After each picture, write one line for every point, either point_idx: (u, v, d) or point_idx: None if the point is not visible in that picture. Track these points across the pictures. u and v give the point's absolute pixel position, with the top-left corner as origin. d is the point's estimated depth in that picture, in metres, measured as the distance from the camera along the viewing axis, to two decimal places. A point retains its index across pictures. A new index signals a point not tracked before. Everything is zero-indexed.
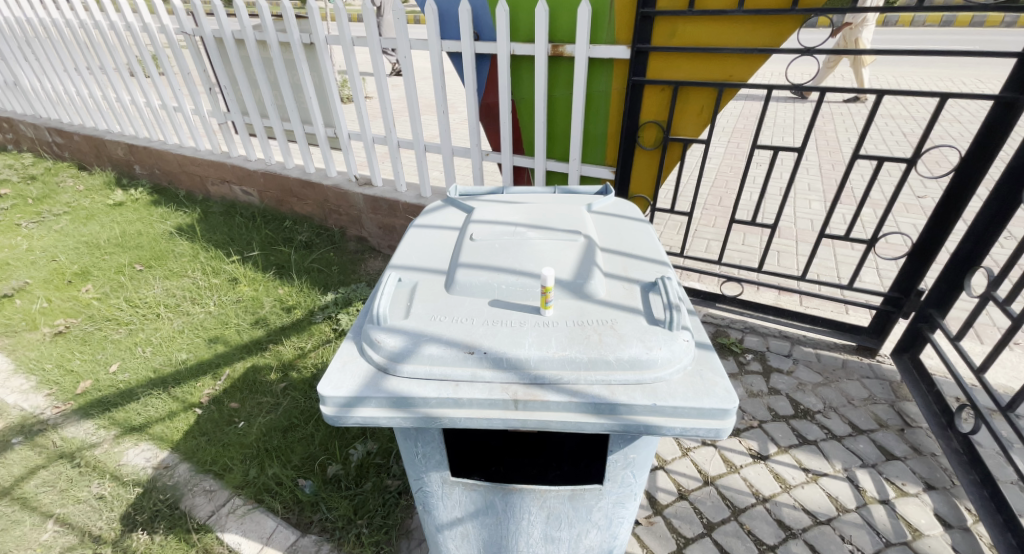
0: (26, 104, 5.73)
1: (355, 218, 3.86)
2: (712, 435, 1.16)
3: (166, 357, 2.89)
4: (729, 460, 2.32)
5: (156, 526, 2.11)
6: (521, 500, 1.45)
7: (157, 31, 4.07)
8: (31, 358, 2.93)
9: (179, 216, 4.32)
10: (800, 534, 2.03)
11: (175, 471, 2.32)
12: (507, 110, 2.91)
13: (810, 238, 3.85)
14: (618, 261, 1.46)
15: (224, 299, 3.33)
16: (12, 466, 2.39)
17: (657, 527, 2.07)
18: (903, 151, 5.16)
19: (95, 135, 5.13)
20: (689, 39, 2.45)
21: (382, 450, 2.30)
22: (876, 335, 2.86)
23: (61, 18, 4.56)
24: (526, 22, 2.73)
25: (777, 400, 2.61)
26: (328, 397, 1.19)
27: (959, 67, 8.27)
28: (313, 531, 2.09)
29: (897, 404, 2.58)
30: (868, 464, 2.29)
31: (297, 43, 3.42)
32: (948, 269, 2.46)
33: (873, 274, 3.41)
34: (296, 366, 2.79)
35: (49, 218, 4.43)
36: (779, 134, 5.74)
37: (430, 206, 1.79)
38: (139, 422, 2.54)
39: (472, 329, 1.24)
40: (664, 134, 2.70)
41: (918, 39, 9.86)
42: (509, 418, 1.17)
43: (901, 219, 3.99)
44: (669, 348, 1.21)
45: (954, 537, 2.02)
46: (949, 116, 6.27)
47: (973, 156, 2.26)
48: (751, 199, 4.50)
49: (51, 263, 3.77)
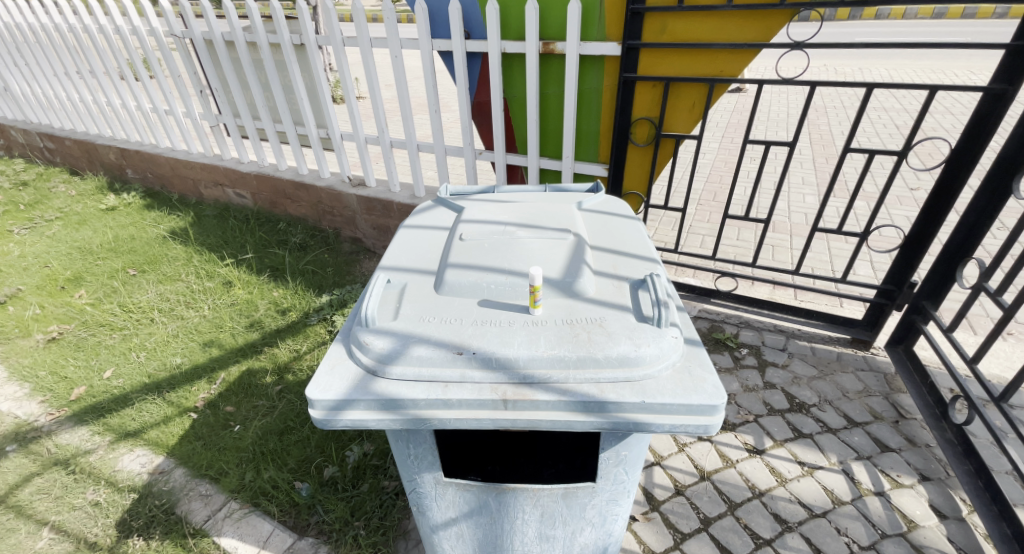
0: (16, 110, 5.69)
1: (349, 219, 3.85)
2: (702, 431, 1.17)
3: (161, 362, 2.88)
4: (725, 455, 2.32)
5: (152, 532, 2.09)
6: (515, 499, 1.45)
7: (146, 34, 4.04)
8: (24, 365, 2.92)
9: (173, 220, 4.30)
10: (796, 527, 2.04)
11: (171, 477, 2.31)
12: (499, 107, 2.89)
13: (804, 231, 3.86)
14: (607, 258, 1.46)
15: (218, 302, 3.33)
16: (7, 474, 2.38)
17: (655, 523, 2.07)
18: (896, 143, 5.18)
19: (87, 139, 5.10)
20: (680, 35, 2.44)
21: (379, 451, 2.30)
22: (870, 327, 2.88)
23: (50, 22, 4.53)
24: (517, 20, 2.71)
25: (772, 394, 2.62)
26: (316, 400, 1.18)
27: (951, 59, 8.32)
28: (310, 533, 2.08)
29: (891, 396, 2.59)
30: (863, 456, 2.30)
31: (287, 43, 3.39)
32: (941, 261, 2.46)
33: (867, 267, 3.42)
34: (291, 369, 2.79)
35: (41, 224, 4.41)
36: (772, 128, 5.75)
37: (420, 206, 1.78)
38: (134, 428, 2.54)
39: (461, 329, 1.24)
40: (656, 130, 2.70)
41: (910, 31, 9.88)
42: (499, 418, 1.17)
43: (895, 211, 4.01)
44: (657, 345, 1.21)
45: (950, 528, 2.03)
46: (941, 107, 6.29)
47: (964, 148, 2.26)
48: (745, 194, 4.51)
49: (43, 269, 3.75)
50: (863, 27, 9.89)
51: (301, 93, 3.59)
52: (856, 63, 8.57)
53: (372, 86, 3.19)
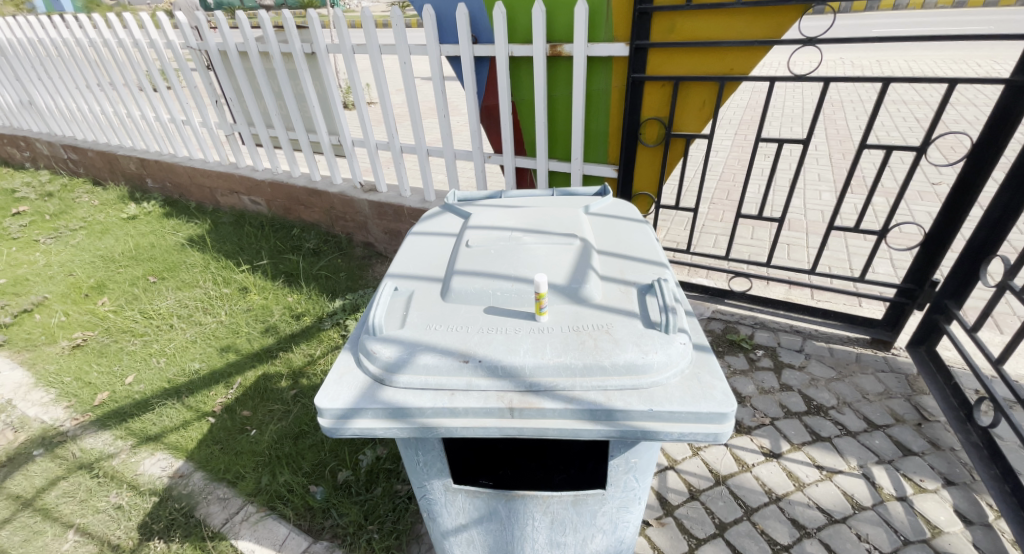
0: (41, 123, 5.87)
1: (361, 224, 3.89)
2: (712, 439, 1.15)
3: (179, 368, 2.94)
4: (741, 459, 2.29)
5: (172, 534, 2.14)
6: (525, 506, 1.45)
7: (164, 46, 4.10)
8: (50, 372, 3.00)
9: (191, 227, 4.39)
10: (814, 533, 2.00)
11: (190, 480, 2.36)
12: (508, 111, 2.88)
13: (820, 229, 3.79)
14: (615, 263, 1.45)
15: (235, 308, 3.38)
16: (35, 477, 2.45)
17: (668, 528, 2.04)
18: (916, 137, 5.08)
19: (108, 150, 5.23)
20: (688, 33, 2.41)
21: (392, 455, 2.33)
22: (890, 327, 2.81)
23: (71, 37, 4.64)
24: (524, 23, 2.71)
25: (789, 397, 2.57)
26: (326, 409, 1.19)
27: (971, 50, 8.17)
28: (325, 536, 2.11)
29: (914, 397, 2.53)
30: (884, 460, 2.25)
31: (298, 52, 3.42)
32: (963, 259, 2.39)
33: (886, 265, 3.36)
34: (306, 373, 2.83)
35: (66, 233, 4.53)
36: (787, 125, 5.68)
37: (427, 212, 1.78)
38: (155, 432, 2.59)
39: (467, 337, 1.24)
40: (666, 130, 2.67)
41: (928, 23, 9.71)
42: (504, 427, 1.17)
43: (915, 207, 3.93)
44: (665, 352, 1.20)
45: (975, 534, 1.97)
46: (963, 99, 6.16)
47: (985, 142, 2.19)
48: (759, 193, 4.45)
49: (68, 277, 3.86)
50: (876, 23, 9.85)
51: (314, 101, 3.61)
52: (872, 57, 8.45)
53: (382, 92, 3.18)
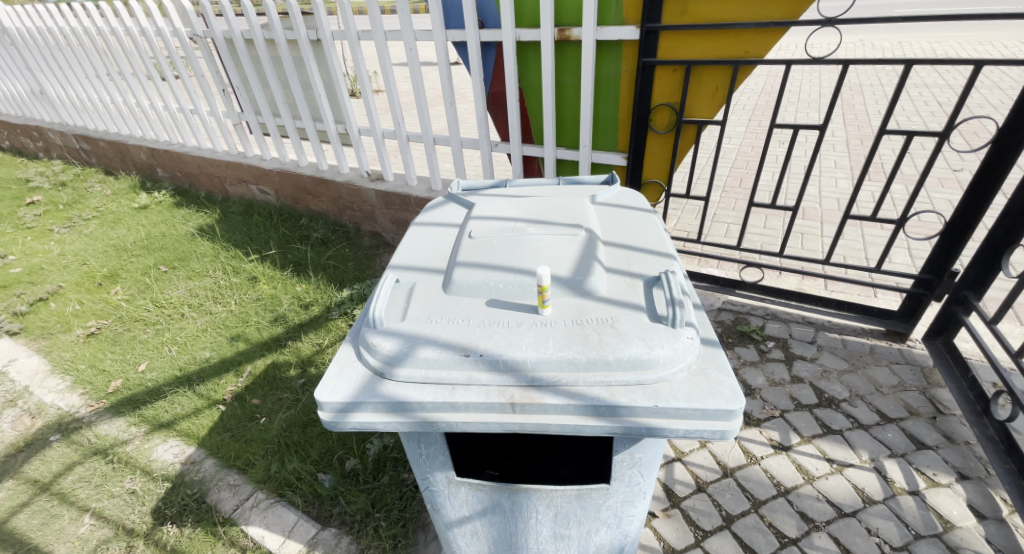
0: (53, 113, 5.91)
1: (368, 213, 3.88)
2: (718, 436, 1.12)
3: (190, 356, 2.97)
4: (749, 452, 2.26)
5: (184, 520, 2.18)
6: (528, 499, 1.43)
7: (171, 34, 4.08)
8: (65, 359, 3.05)
9: (200, 217, 4.42)
10: (824, 526, 1.97)
11: (202, 467, 2.39)
12: (514, 98, 2.83)
13: (835, 218, 3.70)
14: (621, 255, 1.42)
15: (245, 297, 3.41)
16: (52, 462, 2.50)
17: (675, 520, 2.03)
18: (938, 122, 4.93)
19: (119, 139, 5.26)
20: (701, 16, 2.34)
21: (399, 445, 2.34)
22: (907, 319, 2.73)
23: (80, 26, 4.65)
24: (532, 6, 2.64)
25: (800, 389, 2.53)
26: (326, 402, 1.18)
27: (996, 30, 7.89)
28: (333, 524, 2.13)
29: (929, 390, 2.47)
30: (897, 453, 2.21)
31: (303, 40, 3.38)
32: (985, 248, 2.30)
33: (903, 255, 3.28)
34: (314, 362, 2.85)
35: (79, 223, 4.59)
36: (803, 110, 5.54)
37: (431, 203, 1.75)
38: (167, 419, 2.63)
39: (469, 330, 1.22)
40: (676, 116, 2.61)
41: (953, 2, 9.37)
42: (506, 421, 1.16)
43: (935, 195, 3.82)
44: (672, 347, 1.17)
45: (988, 529, 1.94)
46: (988, 82, 5.96)
47: (1011, 126, 2.10)
48: (773, 180, 4.36)
49: (82, 266, 3.91)
50: (898, 4, 9.53)
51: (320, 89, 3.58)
52: (893, 39, 8.19)
53: (388, 80, 3.14)
